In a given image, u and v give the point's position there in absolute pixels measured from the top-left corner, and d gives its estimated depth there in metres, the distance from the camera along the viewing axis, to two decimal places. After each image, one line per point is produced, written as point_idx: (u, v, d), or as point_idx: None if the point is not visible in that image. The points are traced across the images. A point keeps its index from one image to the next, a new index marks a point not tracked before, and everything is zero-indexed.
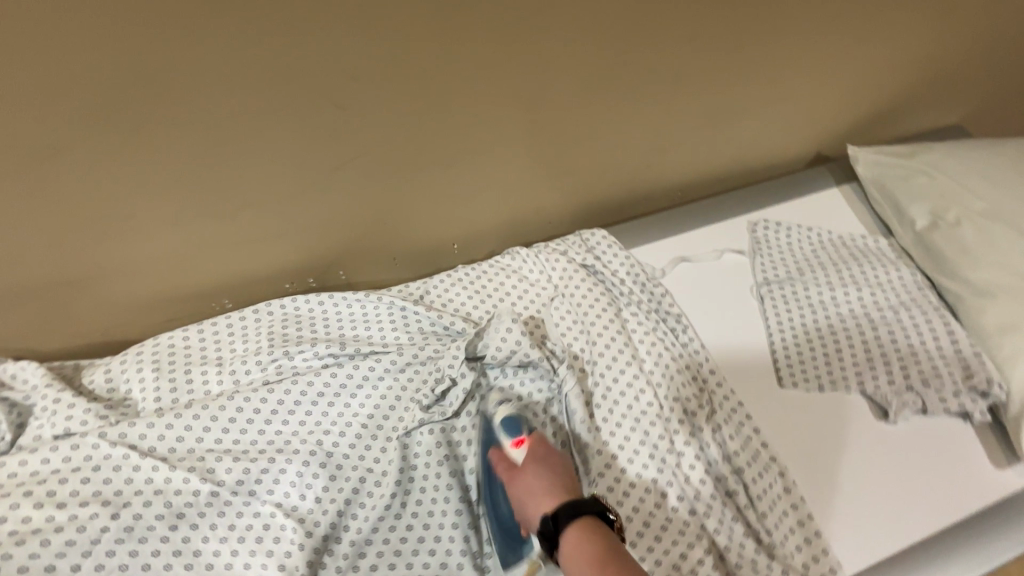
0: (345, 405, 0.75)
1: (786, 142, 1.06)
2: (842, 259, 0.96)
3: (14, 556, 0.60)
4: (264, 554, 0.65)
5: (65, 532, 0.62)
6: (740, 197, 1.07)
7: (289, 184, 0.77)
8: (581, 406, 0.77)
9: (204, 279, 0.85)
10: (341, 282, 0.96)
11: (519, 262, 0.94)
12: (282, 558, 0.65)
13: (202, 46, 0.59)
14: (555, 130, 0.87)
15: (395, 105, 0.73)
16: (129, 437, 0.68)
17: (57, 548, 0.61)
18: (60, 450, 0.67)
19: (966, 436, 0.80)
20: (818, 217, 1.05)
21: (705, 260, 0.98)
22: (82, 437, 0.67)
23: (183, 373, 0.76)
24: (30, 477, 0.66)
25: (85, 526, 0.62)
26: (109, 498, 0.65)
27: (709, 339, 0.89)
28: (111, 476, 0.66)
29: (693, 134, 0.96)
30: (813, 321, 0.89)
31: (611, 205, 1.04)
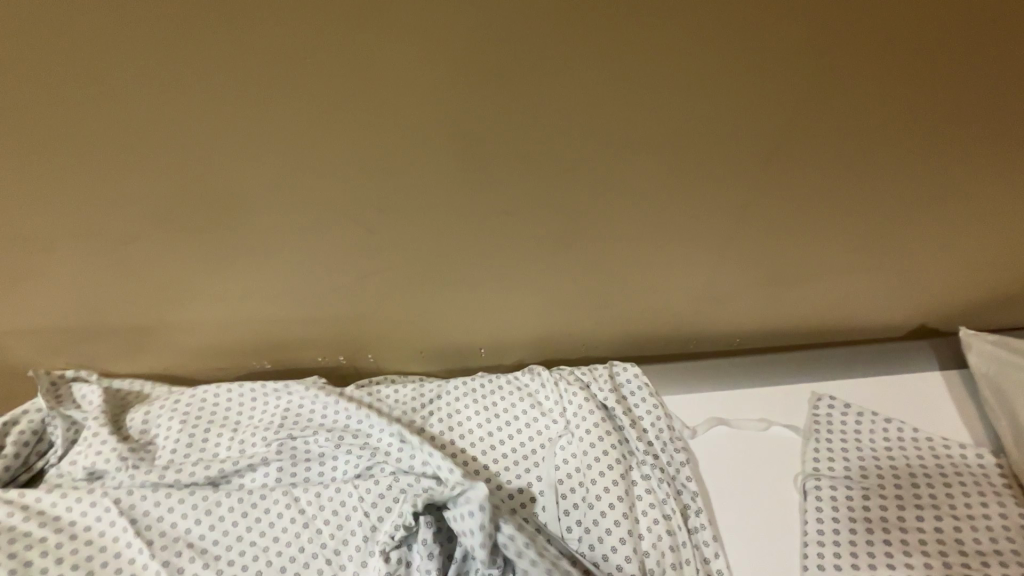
0: (324, 505, 0.77)
1: (877, 310, 0.91)
2: (922, 470, 0.79)
3: None
4: None
5: None
6: (808, 360, 0.93)
7: (324, 280, 0.82)
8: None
9: (248, 342, 0.93)
10: (370, 364, 1.00)
11: (538, 385, 0.90)
12: None
13: (253, 162, 0.67)
14: (594, 266, 0.83)
15: (427, 225, 0.75)
16: (128, 509, 0.75)
17: None
18: (74, 499, 0.75)
19: None
20: (905, 404, 0.88)
21: (746, 428, 0.86)
22: (101, 495, 0.75)
23: (202, 433, 0.83)
24: (51, 519, 0.74)
25: None
26: (93, 569, 0.71)
27: (726, 530, 0.77)
28: (101, 550, 0.72)
29: (755, 287, 0.86)
30: (868, 544, 0.72)
31: (654, 341, 0.96)
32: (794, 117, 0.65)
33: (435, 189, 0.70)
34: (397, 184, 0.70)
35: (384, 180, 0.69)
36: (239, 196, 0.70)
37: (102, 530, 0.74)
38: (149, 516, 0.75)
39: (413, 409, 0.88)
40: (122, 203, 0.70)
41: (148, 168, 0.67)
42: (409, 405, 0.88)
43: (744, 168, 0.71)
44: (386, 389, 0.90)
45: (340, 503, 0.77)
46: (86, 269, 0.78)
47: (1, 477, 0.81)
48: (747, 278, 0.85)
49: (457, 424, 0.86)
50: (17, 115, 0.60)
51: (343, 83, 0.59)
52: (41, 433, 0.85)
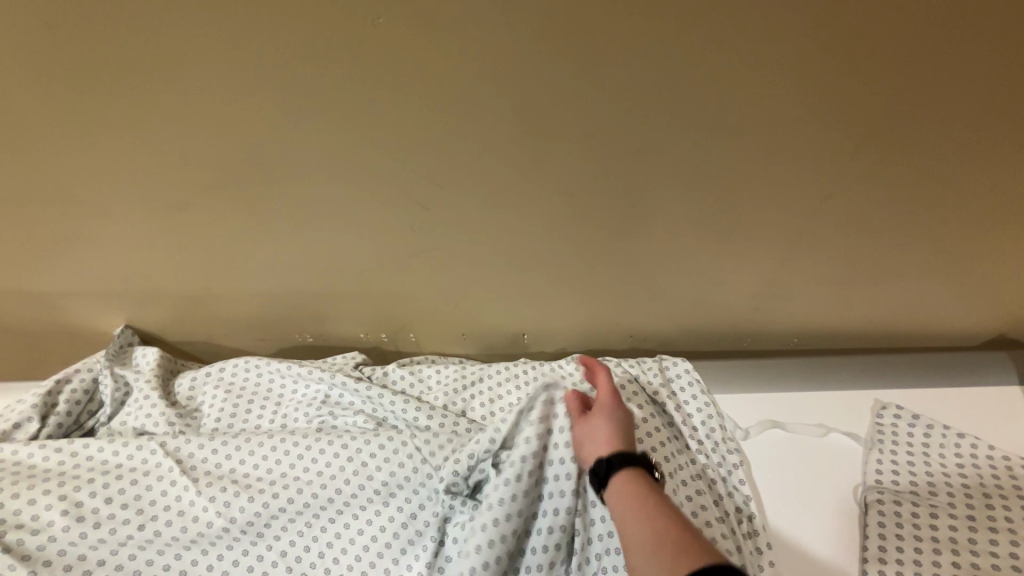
0: (366, 480, 0.75)
1: (955, 317, 0.84)
2: (997, 489, 0.73)
3: (58, 539, 0.69)
4: None
5: (100, 529, 0.70)
6: (872, 366, 0.88)
7: (372, 258, 0.81)
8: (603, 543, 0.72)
9: (292, 315, 0.93)
10: (411, 345, 0.98)
11: (582, 375, 0.87)
12: None
13: (308, 132, 0.64)
14: (653, 256, 0.79)
15: (481, 206, 0.72)
16: (179, 452, 0.76)
17: (98, 534, 0.70)
18: (126, 449, 0.76)
19: None
20: (978, 419, 0.82)
21: (802, 433, 0.82)
22: (148, 439, 0.77)
23: (246, 404, 0.84)
24: (99, 465, 0.75)
25: (116, 530, 0.70)
26: (143, 508, 0.72)
27: (780, 538, 0.74)
28: (153, 486, 0.74)
29: (823, 286, 0.81)
30: (933, 565, 0.68)
31: (707, 337, 0.92)
32: (895, 106, 0.59)
33: (495, 169, 0.67)
34: (455, 162, 0.67)
35: (442, 158, 0.66)
36: (295, 167, 0.68)
37: (149, 471, 0.75)
38: (194, 473, 0.75)
39: (454, 390, 0.86)
40: (177, 168, 0.69)
41: (203, 134, 0.65)
42: (452, 387, 0.87)
43: (830, 159, 0.65)
44: (427, 369, 0.89)
45: (387, 457, 0.76)
46: (139, 234, 0.78)
47: (53, 433, 0.83)
48: (816, 276, 0.80)
49: (499, 410, 0.85)
50: (80, 75, 0.59)
51: (409, 54, 0.56)
52: (91, 392, 0.87)
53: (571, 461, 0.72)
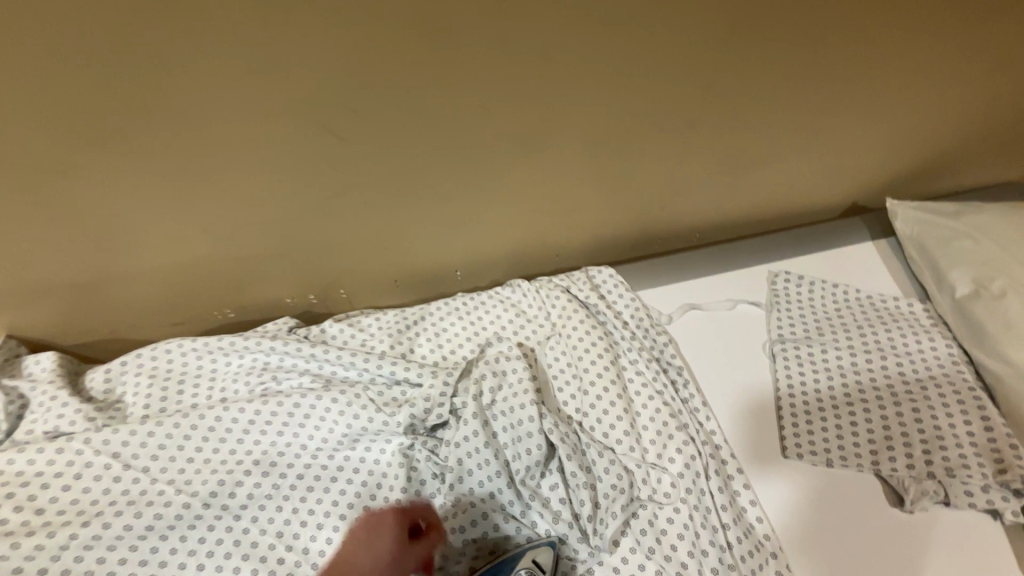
0: (327, 432, 0.75)
1: (816, 191, 0.99)
2: (866, 321, 0.89)
3: None
4: (235, 560, 0.66)
5: (36, 536, 0.63)
6: (760, 245, 1.01)
7: (288, 208, 0.77)
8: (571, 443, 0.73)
9: (206, 290, 0.87)
10: (342, 301, 0.96)
11: (518, 296, 0.91)
12: (257, 562, 0.66)
13: (190, 72, 0.59)
14: (563, 170, 0.83)
15: (393, 136, 0.72)
16: (111, 445, 0.70)
17: (35, 542, 0.63)
18: (44, 453, 0.69)
19: (994, 536, 0.71)
20: (845, 271, 0.98)
21: (715, 309, 0.93)
22: (67, 440, 0.69)
23: (176, 385, 0.78)
24: (15, 477, 0.68)
25: (56, 532, 0.64)
26: (84, 508, 0.66)
27: (711, 394, 0.85)
28: (91, 485, 0.68)
29: (712, 178, 0.91)
30: (830, 389, 0.82)
31: (623, 244, 1.00)
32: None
33: (405, 94, 0.67)
34: (362, 90, 0.65)
35: (349, 87, 0.65)
36: (186, 113, 0.63)
37: (79, 471, 0.68)
38: (137, 463, 0.70)
39: (398, 331, 0.87)
40: (36, 130, 0.61)
41: (63, 86, 0.58)
42: (394, 329, 0.87)
43: (708, 55, 0.72)
44: (366, 318, 0.88)
45: (342, 408, 0.75)
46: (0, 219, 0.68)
47: None
48: (710, 169, 0.89)
49: (446, 341, 0.86)
50: None
51: None
52: None
53: (528, 377, 0.78)
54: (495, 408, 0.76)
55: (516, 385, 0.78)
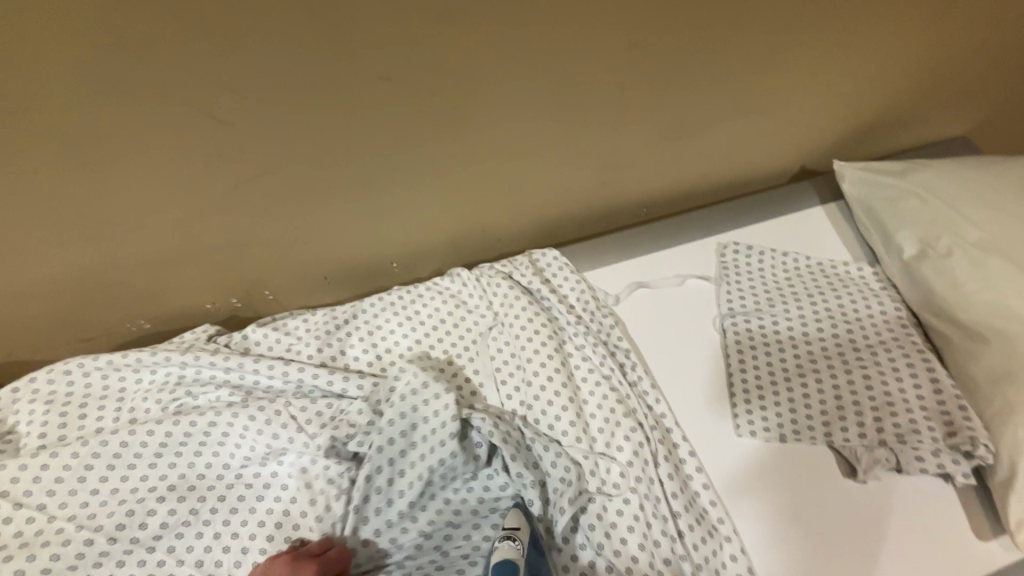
0: (247, 449, 0.69)
1: (763, 157, 0.96)
2: (817, 288, 0.86)
3: None
4: None
5: None
6: (710, 217, 0.97)
7: (188, 205, 0.70)
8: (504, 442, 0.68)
9: (112, 302, 0.79)
10: (270, 303, 0.89)
11: (457, 286, 0.86)
12: None
13: (37, 52, 0.52)
14: (493, 148, 0.78)
15: (293, 117, 0.65)
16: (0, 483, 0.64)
17: None
18: None
19: (945, 499, 0.70)
20: (795, 238, 0.95)
21: (665, 286, 0.89)
22: None
23: (77, 409, 0.70)
24: None
25: None
26: None
27: (662, 376, 0.81)
28: None
29: (654, 148, 0.86)
30: (781, 364, 0.80)
31: (568, 223, 0.95)
32: None
33: (298, 71, 0.61)
34: (246, 69, 0.59)
35: (231, 65, 0.58)
36: (43, 104, 0.56)
37: None
38: (31, 501, 0.63)
39: (328, 333, 0.80)
40: None
41: None
42: (323, 330, 0.81)
43: (633, 13, 0.67)
44: (293, 321, 0.82)
45: (261, 421, 0.70)
46: None
47: None
48: (649, 140, 0.85)
49: (381, 339, 0.81)
50: None
51: None
52: None
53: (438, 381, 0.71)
54: (410, 428, 0.69)
55: (426, 391, 0.70)
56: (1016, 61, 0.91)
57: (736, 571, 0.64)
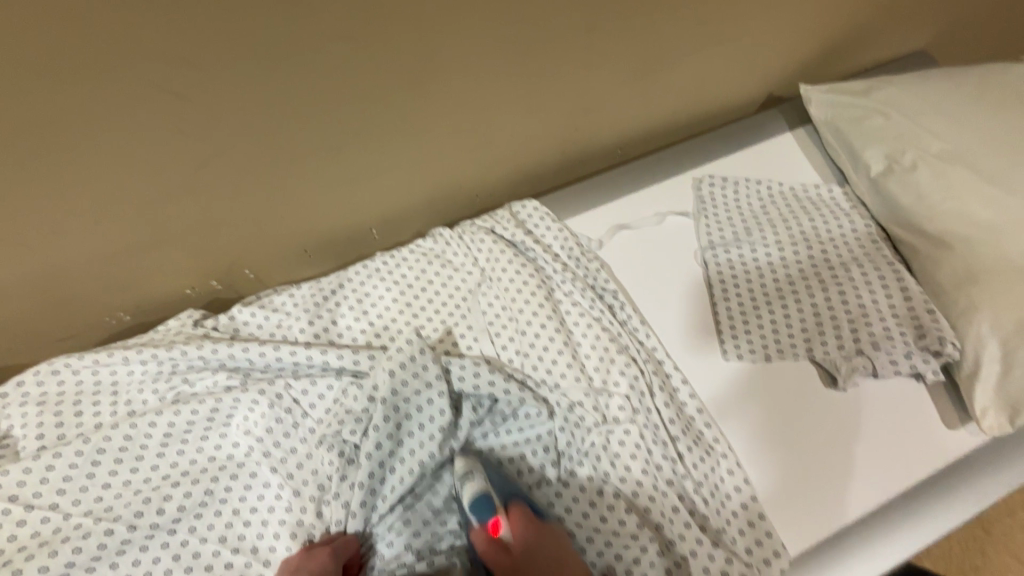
0: (249, 433, 0.68)
1: (731, 87, 0.95)
2: (791, 213, 0.89)
3: None
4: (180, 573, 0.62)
5: None
6: (684, 153, 0.98)
7: (150, 188, 0.67)
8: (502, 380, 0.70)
9: (88, 297, 0.77)
10: (252, 282, 0.88)
11: (441, 245, 0.85)
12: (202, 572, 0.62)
13: None
14: (462, 101, 0.75)
15: (252, 86, 0.62)
16: (7, 488, 0.63)
17: None
18: None
19: (918, 396, 0.76)
20: (767, 165, 0.97)
21: (645, 225, 0.91)
22: None
23: (72, 408, 0.69)
24: None
25: None
26: None
27: (651, 312, 0.84)
28: None
29: (624, 87, 0.85)
30: (761, 290, 0.83)
31: (544, 172, 0.94)
32: None
33: (245, 34, 0.57)
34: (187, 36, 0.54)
35: (179, 34, 0.54)
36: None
37: None
38: (42, 500, 0.63)
39: (316, 305, 0.80)
40: None
41: None
42: (311, 303, 0.80)
43: None
44: (279, 297, 0.81)
45: (265, 401, 0.69)
46: None
47: None
48: (619, 78, 0.83)
49: (371, 306, 0.81)
50: None
51: None
52: None
53: (426, 352, 0.70)
54: (401, 403, 0.68)
55: (415, 364, 0.69)
56: None
57: (734, 484, 0.69)
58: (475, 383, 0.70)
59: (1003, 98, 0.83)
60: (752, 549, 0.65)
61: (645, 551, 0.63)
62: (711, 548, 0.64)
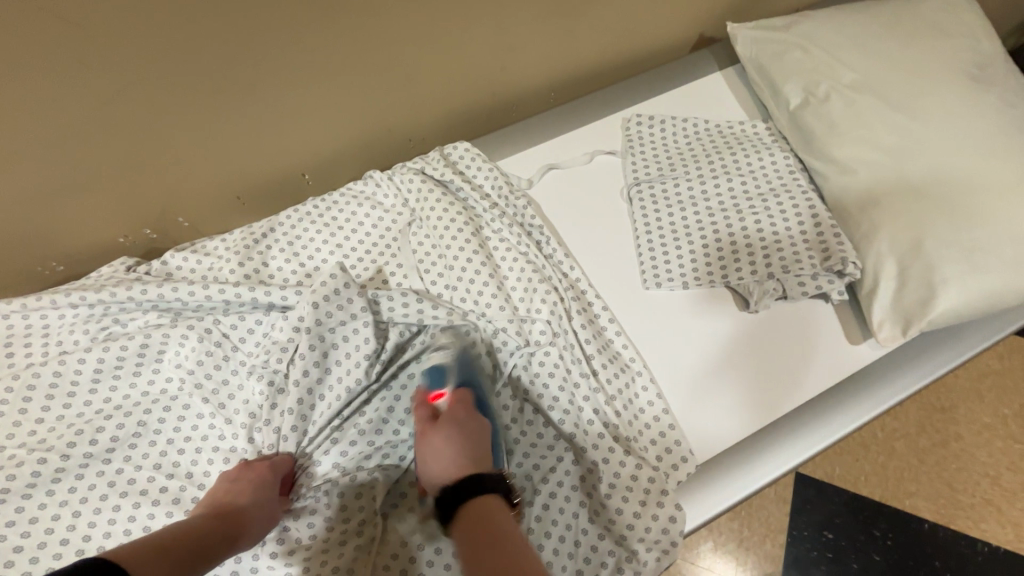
0: (178, 367, 0.71)
1: (660, 26, 0.96)
2: (714, 149, 0.91)
3: None
4: (117, 496, 0.65)
5: None
6: (614, 93, 0.99)
7: (63, 130, 0.67)
8: (430, 309, 0.74)
9: (15, 246, 0.77)
10: (186, 230, 0.89)
11: (372, 187, 0.87)
12: (138, 495, 0.65)
13: None
14: (382, 39, 0.75)
15: (153, 21, 0.61)
16: None
17: None
18: None
19: (823, 314, 0.81)
20: (696, 104, 0.99)
21: (575, 164, 0.93)
22: None
23: (3, 350, 0.71)
24: None
25: None
26: None
27: (579, 246, 0.87)
28: None
29: (550, 26, 0.86)
30: (684, 222, 0.85)
31: (477, 115, 0.95)
32: None
33: None
34: None
35: None
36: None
37: None
38: None
39: (247, 247, 0.81)
40: None
41: None
42: (242, 246, 0.81)
43: None
44: (211, 241, 0.82)
45: (194, 337, 0.71)
46: None
47: None
48: (544, 16, 0.84)
49: (302, 247, 0.82)
50: None
51: None
52: None
53: (352, 285, 0.73)
54: (326, 334, 0.70)
55: (340, 297, 0.71)
56: None
57: (647, 399, 0.73)
58: (402, 315, 0.74)
59: (914, 29, 0.85)
60: (662, 455, 0.70)
61: (561, 459, 0.71)
62: (623, 455, 0.69)
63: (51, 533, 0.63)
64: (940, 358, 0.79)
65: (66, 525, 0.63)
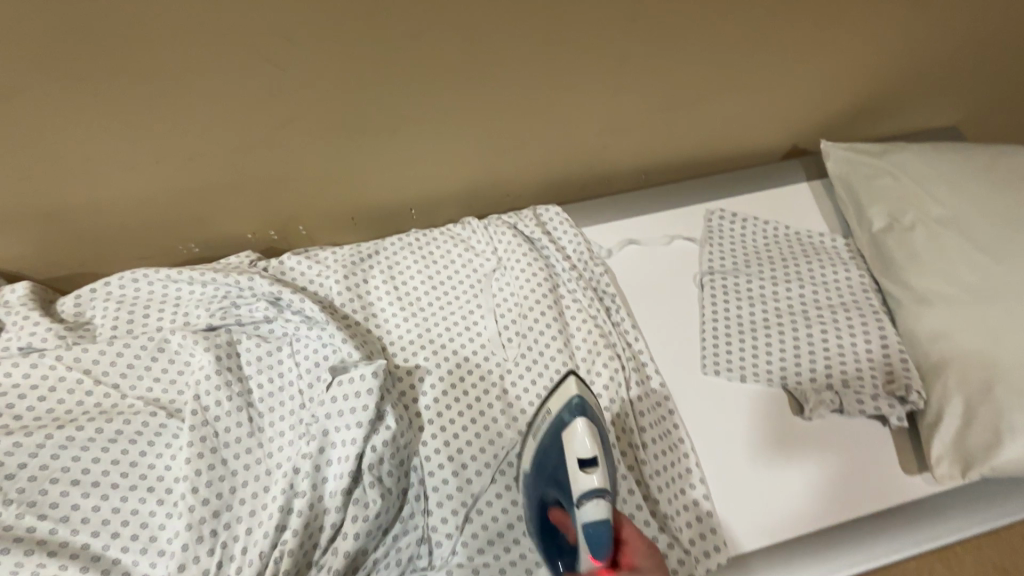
0: (282, 359, 0.81)
1: (755, 135, 1.04)
2: (791, 255, 0.95)
3: None
4: None
5: (12, 436, 0.72)
6: (702, 186, 1.06)
7: (238, 141, 0.81)
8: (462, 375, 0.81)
9: (170, 227, 0.92)
10: (302, 238, 1.01)
11: (468, 233, 0.96)
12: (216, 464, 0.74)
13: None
14: (510, 112, 0.88)
15: (336, 71, 0.76)
16: (82, 361, 0.79)
17: (15, 439, 0.72)
18: (20, 366, 0.77)
19: (880, 438, 0.81)
20: (779, 209, 1.04)
21: (654, 244, 0.99)
22: (41, 356, 0.78)
23: (141, 312, 0.83)
24: None
25: (28, 437, 0.72)
26: (59, 416, 0.76)
27: (647, 320, 0.92)
28: (65, 397, 0.77)
29: (653, 121, 0.96)
30: (752, 320, 0.89)
31: (572, 185, 1.05)
32: None
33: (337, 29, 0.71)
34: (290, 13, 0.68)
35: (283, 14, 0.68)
36: (119, 38, 0.66)
37: (59, 383, 0.77)
38: (107, 379, 0.78)
39: (352, 264, 0.92)
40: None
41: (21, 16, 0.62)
42: (349, 262, 0.92)
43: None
44: (324, 252, 0.93)
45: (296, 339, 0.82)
46: None
47: None
48: (650, 110, 0.94)
49: (398, 274, 0.92)
50: None
51: None
52: None
53: None
54: None
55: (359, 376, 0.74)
56: (995, 57, 0.99)
57: (689, 481, 0.76)
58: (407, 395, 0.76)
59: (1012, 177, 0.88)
60: (695, 540, 0.73)
61: None
62: (656, 530, 0.73)
63: (143, 478, 0.73)
64: (998, 509, 0.76)
65: (156, 475, 0.73)
